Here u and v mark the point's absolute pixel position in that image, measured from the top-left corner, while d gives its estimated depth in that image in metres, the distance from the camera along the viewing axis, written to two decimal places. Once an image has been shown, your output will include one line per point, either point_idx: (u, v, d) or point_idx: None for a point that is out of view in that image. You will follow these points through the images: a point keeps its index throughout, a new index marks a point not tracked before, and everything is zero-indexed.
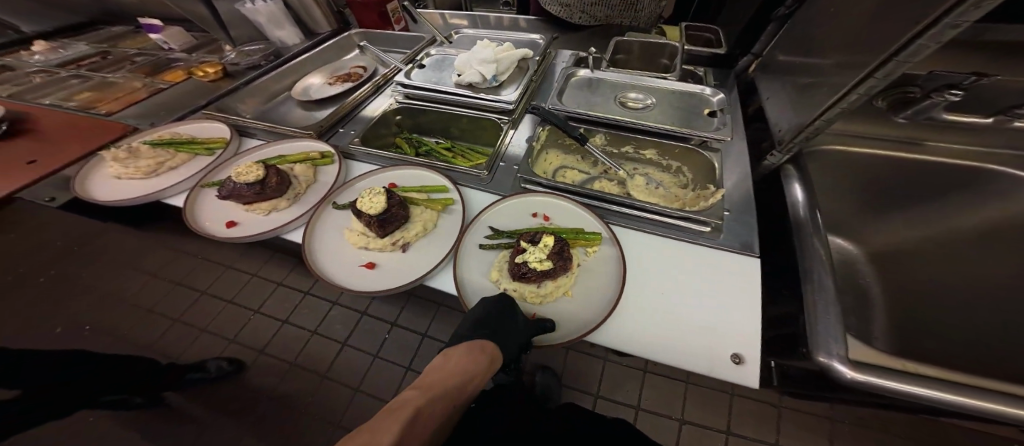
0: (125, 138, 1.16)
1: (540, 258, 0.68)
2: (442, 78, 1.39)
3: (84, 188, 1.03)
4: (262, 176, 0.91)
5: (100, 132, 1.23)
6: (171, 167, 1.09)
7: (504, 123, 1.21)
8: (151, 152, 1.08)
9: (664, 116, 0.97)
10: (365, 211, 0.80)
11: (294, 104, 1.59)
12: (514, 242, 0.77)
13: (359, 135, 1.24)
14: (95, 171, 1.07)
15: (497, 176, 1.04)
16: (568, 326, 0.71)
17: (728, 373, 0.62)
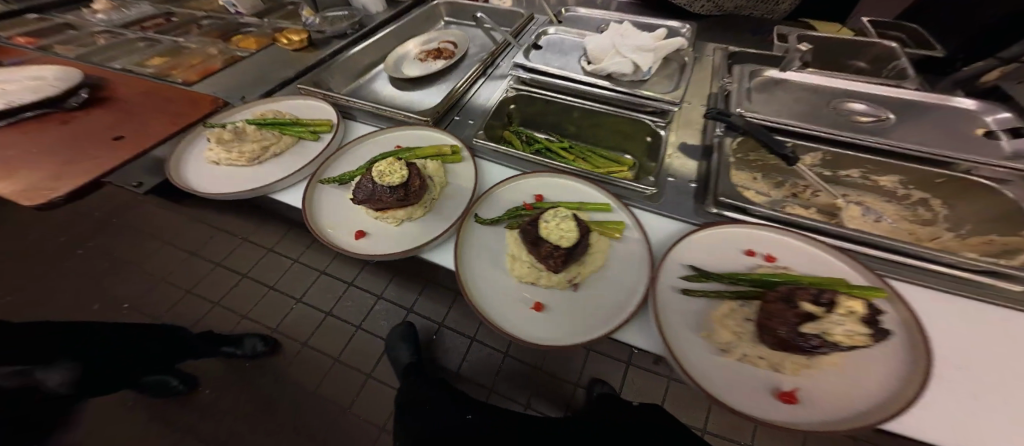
0: (221, 115, 1.01)
1: (848, 332, 0.47)
2: (568, 63, 1.16)
3: (177, 172, 0.88)
4: (406, 178, 0.77)
5: (187, 107, 1.07)
6: (275, 152, 0.95)
7: (658, 126, 0.99)
8: (256, 133, 0.93)
9: (916, 133, 0.78)
10: (555, 241, 0.62)
11: (385, 82, 1.42)
12: (768, 296, 0.56)
13: (481, 126, 1.07)
14: (190, 153, 0.93)
15: (669, 194, 0.83)
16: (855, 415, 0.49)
17: None
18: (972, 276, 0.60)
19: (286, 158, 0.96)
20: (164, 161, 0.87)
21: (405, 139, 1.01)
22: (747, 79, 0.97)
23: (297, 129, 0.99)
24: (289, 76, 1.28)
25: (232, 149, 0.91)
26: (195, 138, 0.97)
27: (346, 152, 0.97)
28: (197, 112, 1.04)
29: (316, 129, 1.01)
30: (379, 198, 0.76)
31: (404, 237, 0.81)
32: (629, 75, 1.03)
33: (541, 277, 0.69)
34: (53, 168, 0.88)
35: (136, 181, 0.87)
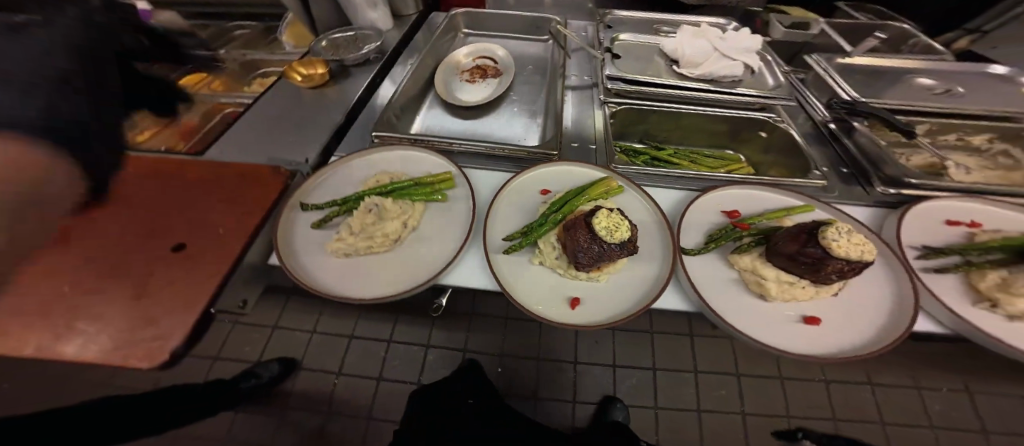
0: (309, 193, 0.78)
1: None
2: (655, 70, 1.16)
3: (308, 283, 0.64)
4: (632, 228, 0.69)
5: (243, 187, 0.78)
6: (413, 226, 0.76)
7: (776, 119, 1.04)
8: (395, 207, 0.74)
9: (986, 100, 0.95)
10: (858, 258, 0.59)
11: (441, 112, 1.22)
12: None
13: (609, 147, 0.99)
14: (303, 254, 0.69)
15: (835, 183, 0.88)
16: None
17: None
18: None
19: (427, 229, 0.77)
20: (288, 272, 0.63)
21: (550, 179, 0.89)
22: (827, 67, 1.10)
23: (424, 190, 0.79)
24: (339, 120, 1.02)
25: (369, 235, 0.71)
26: (294, 228, 0.72)
27: (496, 206, 0.82)
28: (266, 193, 0.77)
29: (441, 186, 0.82)
30: (607, 257, 0.67)
31: (624, 290, 0.72)
32: (738, 76, 1.09)
33: (815, 291, 0.68)
34: (93, 318, 0.56)
35: (243, 298, 0.67)
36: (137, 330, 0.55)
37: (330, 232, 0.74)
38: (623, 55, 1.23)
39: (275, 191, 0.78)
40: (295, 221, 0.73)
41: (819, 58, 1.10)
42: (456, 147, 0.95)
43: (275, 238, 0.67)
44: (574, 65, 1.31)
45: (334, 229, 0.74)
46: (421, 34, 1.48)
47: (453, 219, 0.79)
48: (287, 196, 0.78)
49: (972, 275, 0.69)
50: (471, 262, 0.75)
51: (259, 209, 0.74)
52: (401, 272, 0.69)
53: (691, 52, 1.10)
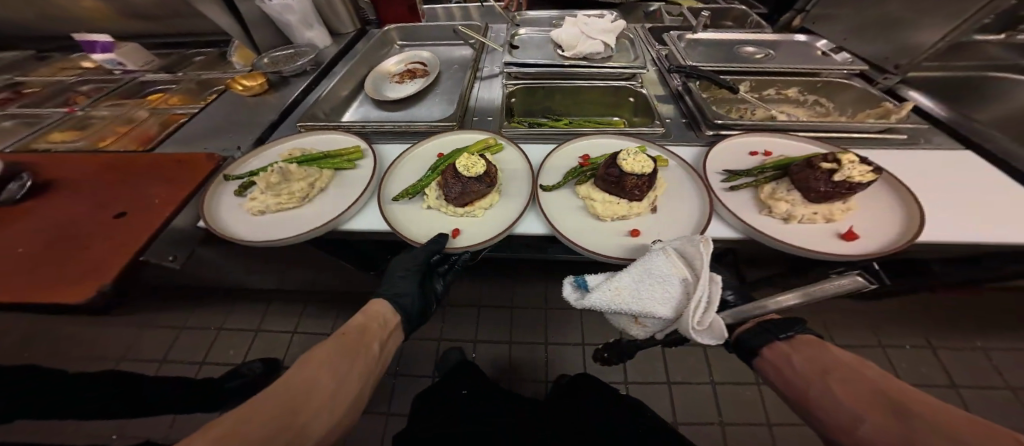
0: (238, 169, 0.99)
1: (861, 172, 0.74)
2: (547, 54, 1.36)
3: (226, 233, 0.83)
4: (489, 167, 0.89)
5: (174, 177, 0.97)
6: (321, 187, 0.97)
7: (637, 86, 1.27)
8: (300, 171, 0.95)
9: (788, 61, 1.23)
10: (638, 172, 0.82)
11: (370, 105, 1.42)
12: (793, 169, 0.83)
13: (502, 118, 1.19)
14: (223, 215, 0.88)
15: (672, 130, 1.11)
16: (880, 228, 0.76)
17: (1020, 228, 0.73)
18: (869, 136, 0.99)
19: (333, 190, 0.98)
20: (207, 224, 0.82)
21: (441, 146, 1.09)
22: (678, 42, 1.35)
23: (331, 160, 1.01)
24: (273, 119, 1.25)
25: (280, 193, 0.91)
26: (219, 198, 0.93)
27: (393, 170, 1.02)
28: (189, 181, 0.96)
29: (350, 157, 1.03)
30: (471, 192, 0.86)
31: (497, 219, 0.90)
32: (603, 53, 1.30)
33: (630, 207, 0.88)
34: (58, 270, 0.76)
35: (172, 255, 0.81)
36: (87, 277, 0.74)
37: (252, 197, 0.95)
38: (521, 46, 1.42)
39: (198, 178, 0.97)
40: (220, 193, 0.94)
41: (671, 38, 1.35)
42: (368, 129, 1.16)
43: (203, 204, 0.88)
44: (487, 56, 1.50)
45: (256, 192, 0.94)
46: (357, 45, 1.69)
47: (356, 181, 0.99)
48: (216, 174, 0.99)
49: (756, 189, 0.88)
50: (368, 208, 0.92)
51: (183, 191, 0.93)
52: (308, 221, 0.88)
53: (565, 37, 1.32)
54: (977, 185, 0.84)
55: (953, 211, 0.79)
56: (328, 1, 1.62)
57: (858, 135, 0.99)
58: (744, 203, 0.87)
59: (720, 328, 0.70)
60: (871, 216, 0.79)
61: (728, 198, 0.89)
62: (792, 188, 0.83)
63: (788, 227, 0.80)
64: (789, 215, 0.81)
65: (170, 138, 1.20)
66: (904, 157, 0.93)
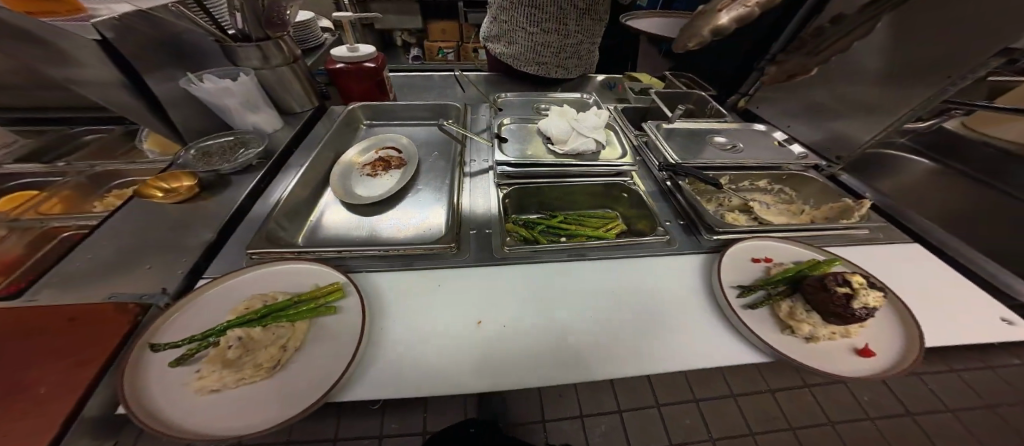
0: (173, 330, 0.73)
1: (871, 296, 0.77)
2: (536, 150, 1.35)
3: (177, 430, 0.58)
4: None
5: (58, 358, 0.65)
6: (294, 348, 0.74)
7: (628, 182, 1.30)
8: (267, 333, 0.74)
9: (757, 152, 1.32)
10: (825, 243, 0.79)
11: (336, 207, 1.19)
12: (804, 286, 0.85)
13: (502, 232, 1.07)
14: (168, 401, 0.62)
15: (676, 235, 1.12)
16: (891, 343, 0.79)
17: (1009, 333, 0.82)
18: (842, 234, 1.08)
19: (312, 350, 0.74)
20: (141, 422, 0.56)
21: (433, 273, 0.95)
22: (656, 132, 1.43)
23: (303, 308, 0.78)
24: (211, 239, 0.95)
25: (238, 370, 0.67)
26: (143, 375, 0.65)
27: (388, 312, 0.86)
28: (85, 366, 0.63)
29: (327, 299, 0.81)
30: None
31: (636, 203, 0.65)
32: (594, 150, 1.32)
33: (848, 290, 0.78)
34: None
35: None
36: None
37: (192, 368, 0.69)
38: (511, 139, 1.38)
39: (100, 359, 0.65)
40: (148, 369, 0.66)
41: (655, 135, 1.40)
42: (344, 254, 0.95)
43: (125, 394, 0.60)
44: (470, 147, 1.40)
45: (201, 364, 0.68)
46: (316, 127, 1.45)
47: (340, 334, 0.77)
48: (139, 333, 0.71)
49: (774, 306, 0.88)
50: (399, 342, 0.80)
51: (81, 382, 0.61)
52: (272, 412, 0.63)
53: (555, 132, 1.32)
54: (940, 287, 0.94)
55: (945, 320, 0.86)
56: (282, 82, 1.36)
57: (829, 233, 1.07)
58: (766, 323, 0.86)
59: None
60: (878, 330, 0.82)
61: (746, 315, 0.87)
62: (809, 309, 0.84)
63: (812, 348, 0.80)
64: (812, 335, 0.81)
65: (41, 272, 0.84)
66: (882, 256, 1.02)
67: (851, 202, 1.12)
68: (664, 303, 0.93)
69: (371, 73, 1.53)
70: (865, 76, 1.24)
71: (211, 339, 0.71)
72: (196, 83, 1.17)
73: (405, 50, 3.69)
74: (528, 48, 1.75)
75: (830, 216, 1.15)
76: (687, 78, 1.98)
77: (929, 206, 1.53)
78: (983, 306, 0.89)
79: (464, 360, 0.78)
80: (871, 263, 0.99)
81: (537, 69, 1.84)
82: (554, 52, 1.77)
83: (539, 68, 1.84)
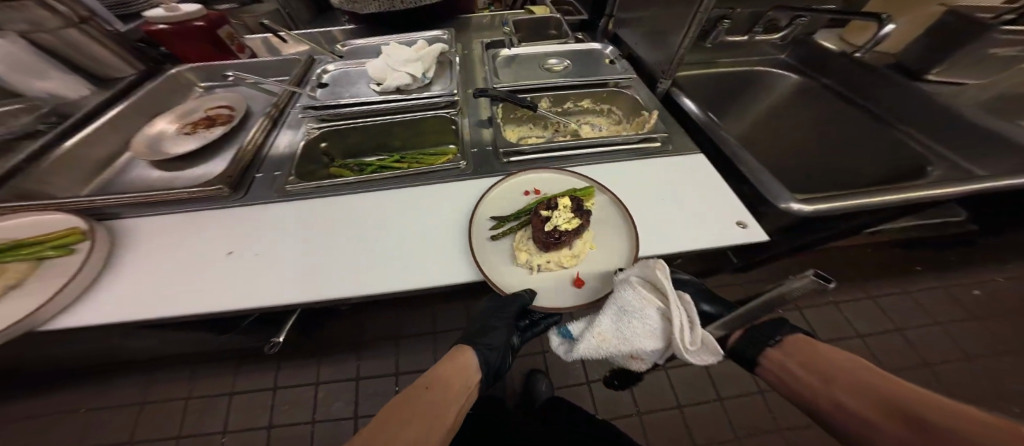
0: None
1: (567, 220, 0.81)
2: (358, 91, 1.29)
3: None
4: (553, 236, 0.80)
5: None
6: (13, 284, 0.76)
7: (452, 114, 1.26)
8: None
9: (582, 71, 1.26)
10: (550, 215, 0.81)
11: (145, 165, 1.17)
12: (533, 215, 0.86)
13: (291, 172, 1.06)
14: None
15: (472, 163, 1.09)
16: (605, 268, 0.82)
17: (746, 233, 0.82)
18: (636, 146, 1.07)
19: (27, 289, 0.76)
20: None
21: (194, 217, 0.94)
22: (490, 61, 1.36)
23: (31, 249, 0.79)
24: None
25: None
26: None
27: (134, 254, 0.86)
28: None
29: (60, 242, 0.81)
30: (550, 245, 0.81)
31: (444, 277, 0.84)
32: (412, 84, 1.28)
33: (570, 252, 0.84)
34: None
35: None
36: None
37: None
38: (332, 84, 1.32)
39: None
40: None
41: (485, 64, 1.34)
42: (103, 204, 0.94)
43: None
44: (293, 93, 1.35)
45: None
46: (133, 91, 1.35)
47: (60, 272, 0.78)
48: None
49: (513, 236, 0.90)
50: (133, 277, 0.81)
51: None
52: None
53: (372, 70, 1.26)
54: (698, 195, 0.94)
55: (689, 224, 0.86)
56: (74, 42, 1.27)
57: (616, 147, 1.07)
58: (502, 251, 0.87)
59: (714, 342, 0.61)
60: (602, 259, 0.85)
61: (489, 247, 0.88)
62: (537, 240, 0.86)
63: (529, 277, 0.84)
64: (531, 266, 0.84)
65: None
66: (662, 165, 1.02)
67: (648, 112, 1.09)
68: (432, 226, 0.93)
69: (205, 33, 1.43)
70: None
71: None
72: None
73: None
74: None
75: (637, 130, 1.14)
76: (569, 4, 1.84)
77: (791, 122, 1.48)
78: (727, 211, 0.89)
79: (199, 285, 0.80)
80: (641, 176, 1.00)
81: (379, 6, 1.62)
82: None
83: (381, 3, 1.61)
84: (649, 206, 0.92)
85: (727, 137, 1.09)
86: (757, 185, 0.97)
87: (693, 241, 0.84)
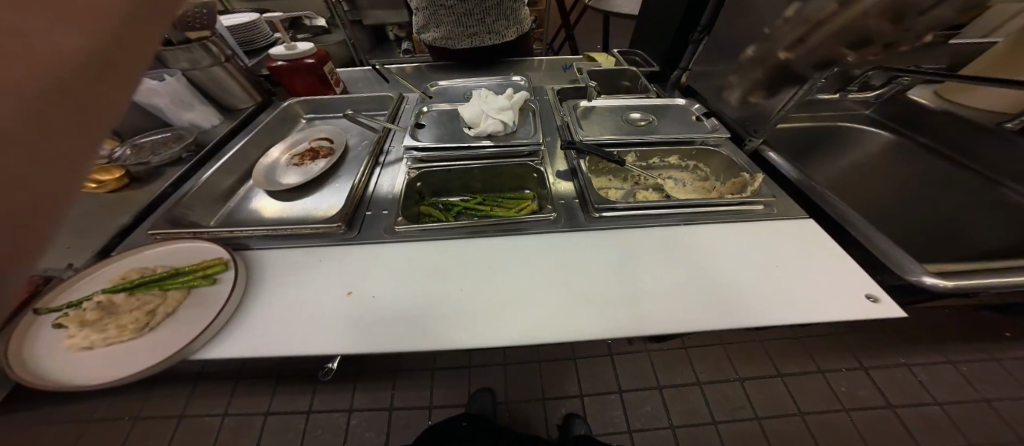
0: (75, 291, 0.86)
1: None
2: (450, 134, 1.37)
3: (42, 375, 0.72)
4: None
5: None
6: (168, 311, 0.84)
7: (538, 163, 1.31)
8: (133, 301, 0.83)
9: (671, 127, 1.28)
10: None
11: (262, 195, 1.28)
12: None
13: (397, 214, 1.12)
14: (44, 353, 0.76)
15: (565, 214, 1.12)
16: None
17: (871, 309, 0.84)
18: (734, 207, 1.09)
19: (178, 316, 0.84)
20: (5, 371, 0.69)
21: (311, 253, 1.01)
22: (574, 110, 1.41)
23: (182, 279, 0.88)
24: (125, 222, 1.06)
25: (101, 330, 0.79)
26: (31, 336, 0.79)
27: (262, 284, 0.93)
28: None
29: (206, 271, 0.89)
30: None
31: None
32: (502, 131, 1.34)
33: None
34: None
35: None
36: None
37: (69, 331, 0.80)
38: (426, 125, 1.41)
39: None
40: (35, 330, 0.79)
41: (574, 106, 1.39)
42: (238, 234, 1.03)
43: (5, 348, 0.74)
44: (390, 134, 1.46)
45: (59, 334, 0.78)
46: (254, 122, 1.52)
47: (206, 304, 0.86)
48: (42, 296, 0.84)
49: None
50: (268, 311, 0.88)
51: None
52: (135, 361, 0.75)
53: (466, 115, 1.34)
54: (809, 269, 0.94)
55: (808, 296, 0.88)
56: (216, 79, 1.44)
57: (710, 207, 1.09)
58: None
59: None
60: None
61: None
62: None
63: None
64: None
65: None
66: (765, 229, 1.04)
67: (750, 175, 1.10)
68: (538, 277, 0.97)
69: (313, 68, 1.58)
70: (781, 43, 1.16)
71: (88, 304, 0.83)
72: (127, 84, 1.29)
73: (397, 44, 4.21)
74: (454, 23, 1.71)
75: (733, 190, 1.14)
76: (639, 54, 1.92)
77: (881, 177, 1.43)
78: (848, 289, 0.89)
79: (332, 326, 0.86)
80: (747, 239, 1.02)
81: (471, 43, 1.81)
82: (480, 19, 1.71)
83: (473, 41, 1.80)
84: (761, 273, 0.94)
85: (833, 202, 1.09)
86: (881, 255, 0.94)
87: (816, 315, 0.85)
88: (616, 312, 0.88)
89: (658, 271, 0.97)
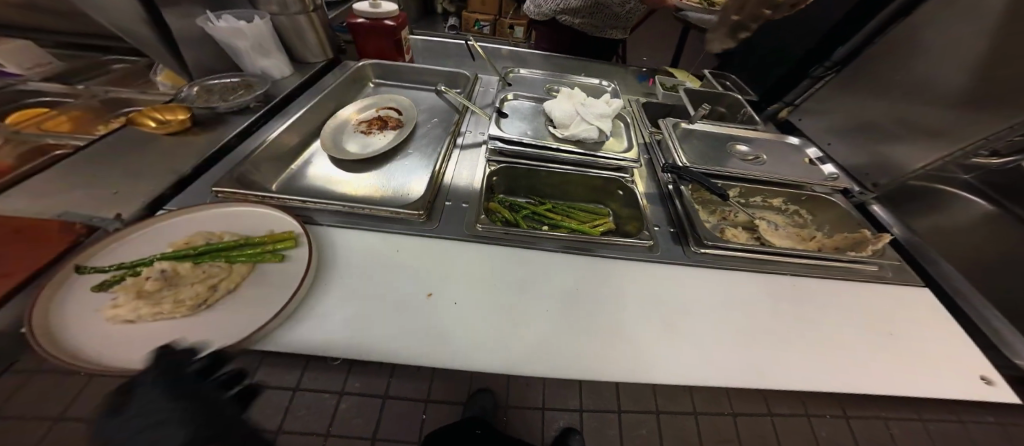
0: (124, 250, 0.75)
1: None
2: (537, 130, 1.27)
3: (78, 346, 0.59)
4: None
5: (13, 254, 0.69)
6: (228, 289, 0.73)
7: (629, 180, 1.20)
8: (198, 271, 0.73)
9: (778, 166, 1.18)
10: None
11: (327, 162, 1.17)
12: None
13: (479, 209, 1.02)
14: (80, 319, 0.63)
15: (660, 243, 1.04)
16: None
17: (994, 393, 0.77)
18: (843, 264, 1.00)
19: (241, 295, 0.73)
20: (37, 339, 0.56)
21: (384, 240, 0.92)
22: (670, 128, 1.31)
23: (251, 250, 0.78)
24: (184, 173, 0.95)
25: (153, 305, 0.66)
26: (65, 296, 0.65)
27: (332, 270, 0.83)
28: (4, 278, 0.64)
29: (276, 246, 0.80)
30: None
31: None
32: (595, 138, 1.23)
33: None
34: None
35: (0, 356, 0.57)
36: None
37: (113, 295, 0.68)
38: (511, 115, 1.31)
39: (27, 270, 0.67)
40: (69, 288, 0.66)
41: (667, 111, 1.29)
42: (310, 206, 0.94)
43: (33, 309, 0.60)
44: (469, 119, 1.36)
45: (103, 300, 0.67)
46: (323, 81, 1.41)
47: (273, 284, 0.75)
48: (89, 250, 0.72)
49: None
50: (341, 300, 0.78)
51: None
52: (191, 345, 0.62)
53: (559, 114, 1.24)
54: (923, 343, 0.86)
55: (928, 370, 0.80)
56: (295, 28, 1.33)
57: (819, 261, 1.00)
58: None
59: None
60: None
61: None
62: None
63: None
64: None
65: (30, 174, 0.90)
66: (870, 291, 0.95)
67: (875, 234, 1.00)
68: (635, 305, 0.87)
69: (391, 32, 1.45)
70: None
71: (139, 269, 0.72)
72: (211, 21, 1.18)
73: (443, 18, 4.12)
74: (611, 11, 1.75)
75: (847, 248, 1.05)
76: (732, 78, 1.80)
77: (986, 253, 1.33)
78: (960, 362, 0.82)
79: (412, 328, 0.75)
80: (864, 304, 0.93)
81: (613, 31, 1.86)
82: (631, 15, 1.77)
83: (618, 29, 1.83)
84: (875, 339, 0.85)
85: (949, 271, 1.04)
86: (989, 334, 0.90)
87: (938, 390, 0.77)
88: (724, 358, 0.78)
89: (768, 323, 0.86)
